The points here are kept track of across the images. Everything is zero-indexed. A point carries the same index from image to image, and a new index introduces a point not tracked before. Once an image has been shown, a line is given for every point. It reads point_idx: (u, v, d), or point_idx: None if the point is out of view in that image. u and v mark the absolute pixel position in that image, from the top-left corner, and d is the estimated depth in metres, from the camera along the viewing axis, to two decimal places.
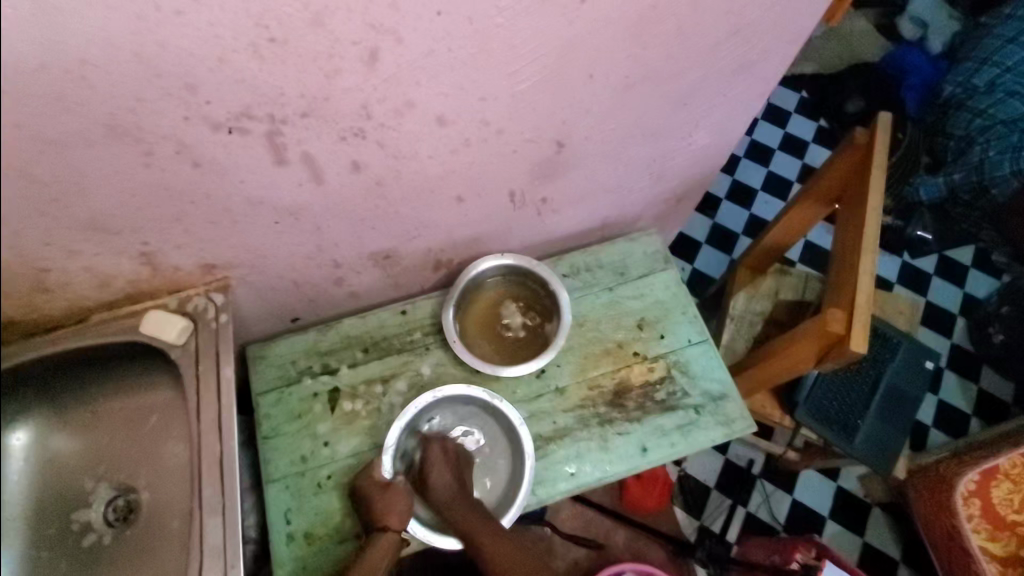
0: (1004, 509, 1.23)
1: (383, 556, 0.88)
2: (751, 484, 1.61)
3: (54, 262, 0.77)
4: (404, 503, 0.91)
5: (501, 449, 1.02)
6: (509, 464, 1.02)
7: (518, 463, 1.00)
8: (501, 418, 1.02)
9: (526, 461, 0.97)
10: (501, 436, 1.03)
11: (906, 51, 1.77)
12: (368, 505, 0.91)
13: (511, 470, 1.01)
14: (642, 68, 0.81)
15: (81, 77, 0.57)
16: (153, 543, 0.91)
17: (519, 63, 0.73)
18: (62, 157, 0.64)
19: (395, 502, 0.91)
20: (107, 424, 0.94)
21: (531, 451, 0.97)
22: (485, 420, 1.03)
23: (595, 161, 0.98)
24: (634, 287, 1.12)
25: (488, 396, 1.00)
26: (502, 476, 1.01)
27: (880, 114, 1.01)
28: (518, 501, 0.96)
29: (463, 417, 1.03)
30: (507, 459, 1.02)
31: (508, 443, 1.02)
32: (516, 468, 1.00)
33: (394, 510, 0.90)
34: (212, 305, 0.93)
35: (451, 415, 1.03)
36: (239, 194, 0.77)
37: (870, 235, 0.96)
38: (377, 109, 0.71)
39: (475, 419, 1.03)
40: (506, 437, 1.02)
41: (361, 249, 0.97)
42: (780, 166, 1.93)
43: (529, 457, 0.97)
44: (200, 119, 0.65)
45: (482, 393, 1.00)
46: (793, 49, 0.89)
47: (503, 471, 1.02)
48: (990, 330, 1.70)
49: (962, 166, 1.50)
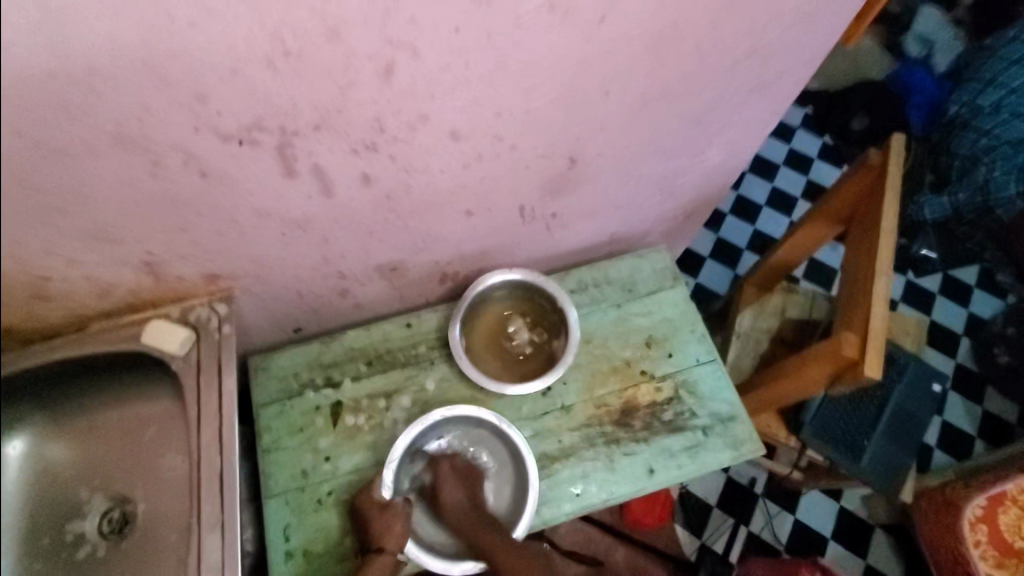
0: (1010, 535, 1.21)
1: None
2: (753, 503, 1.60)
3: (55, 271, 0.75)
4: (402, 529, 0.89)
5: (507, 470, 1.00)
6: (514, 494, 0.99)
7: (522, 492, 0.97)
8: (510, 443, 0.99)
9: (530, 496, 0.94)
10: (509, 464, 1.01)
11: (911, 71, 1.77)
12: (366, 523, 0.89)
13: (516, 495, 0.98)
14: (658, 86, 0.80)
15: (90, 86, 0.56)
16: (149, 556, 0.88)
17: (536, 79, 0.72)
18: (69, 167, 0.63)
19: (394, 523, 0.89)
20: (107, 433, 0.92)
21: (536, 484, 0.95)
22: (498, 449, 1.01)
23: (606, 178, 0.97)
24: (642, 304, 1.11)
25: (496, 419, 0.98)
26: (507, 499, 0.99)
27: (894, 136, 1.00)
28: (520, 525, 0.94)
29: (478, 443, 1.01)
30: (511, 488, 1.00)
31: (515, 472, 1.00)
32: (517, 500, 0.98)
33: (393, 531, 0.89)
34: (216, 316, 0.92)
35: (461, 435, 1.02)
36: (246, 205, 0.75)
37: (884, 258, 0.95)
38: (391, 122, 0.70)
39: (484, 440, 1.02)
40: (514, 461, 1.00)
41: (367, 261, 0.96)
42: (785, 182, 1.93)
43: (534, 492, 0.95)
44: (210, 129, 0.63)
45: (490, 414, 0.98)
46: (810, 69, 0.88)
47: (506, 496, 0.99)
48: (995, 351, 1.71)
49: (966, 185, 1.43)
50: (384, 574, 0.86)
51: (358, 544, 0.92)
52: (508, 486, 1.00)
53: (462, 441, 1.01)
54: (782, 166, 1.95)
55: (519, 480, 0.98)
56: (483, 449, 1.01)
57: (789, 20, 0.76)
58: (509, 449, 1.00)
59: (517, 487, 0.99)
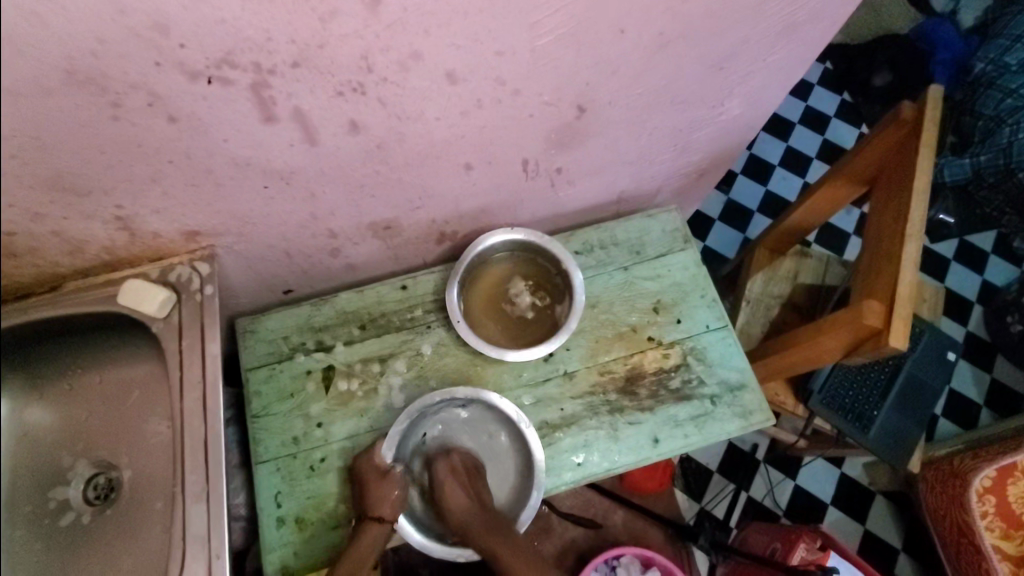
0: (1020, 508, 1.19)
1: (370, 550, 0.83)
2: (754, 468, 1.58)
3: (17, 225, 0.69)
4: (398, 497, 0.86)
5: (514, 456, 0.97)
6: (516, 482, 0.95)
7: (526, 481, 0.94)
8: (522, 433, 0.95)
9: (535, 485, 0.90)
10: (517, 451, 0.97)
11: (938, 23, 1.62)
12: (362, 491, 0.86)
13: (518, 485, 0.95)
14: (679, 24, 0.72)
15: (30, 12, 0.48)
16: (135, 523, 0.85)
17: (543, 12, 0.64)
18: (18, 107, 0.56)
19: (387, 492, 0.86)
20: (89, 398, 0.88)
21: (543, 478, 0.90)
22: (510, 435, 0.97)
23: (617, 130, 0.89)
24: (650, 268, 1.05)
25: (517, 415, 0.91)
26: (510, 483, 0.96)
27: (932, 88, 0.92)
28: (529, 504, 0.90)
29: (494, 422, 0.98)
30: (513, 478, 0.96)
31: (522, 461, 0.96)
32: (519, 493, 0.94)
33: (386, 503, 0.85)
34: (197, 276, 0.86)
35: (478, 412, 0.98)
36: (222, 153, 0.68)
37: (915, 220, 0.89)
38: (380, 60, 0.62)
39: (497, 421, 0.97)
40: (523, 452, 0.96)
41: (359, 219, 0.90)
42: (800, 141, 1.85)
43: (538, 483, 0.90)
44: (173, 66, 0.56)
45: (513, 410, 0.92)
46: (850, 7, 0.79)
47: (512, 481, 0.96)
48: (1008, 320, 1.63)
49: (988, 148, 1.37)
50: (374, 546, 0.84)
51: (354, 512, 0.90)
52: (514, 473, 0.96)
53: (479, 416, 0.98)
54: (797, 124, 1.86)
55: (525, 469, 0.95)
56: (499, 429, 0.98)
57: None
58: (518, 437, 0.95)
59: (524, 475, 0.95)
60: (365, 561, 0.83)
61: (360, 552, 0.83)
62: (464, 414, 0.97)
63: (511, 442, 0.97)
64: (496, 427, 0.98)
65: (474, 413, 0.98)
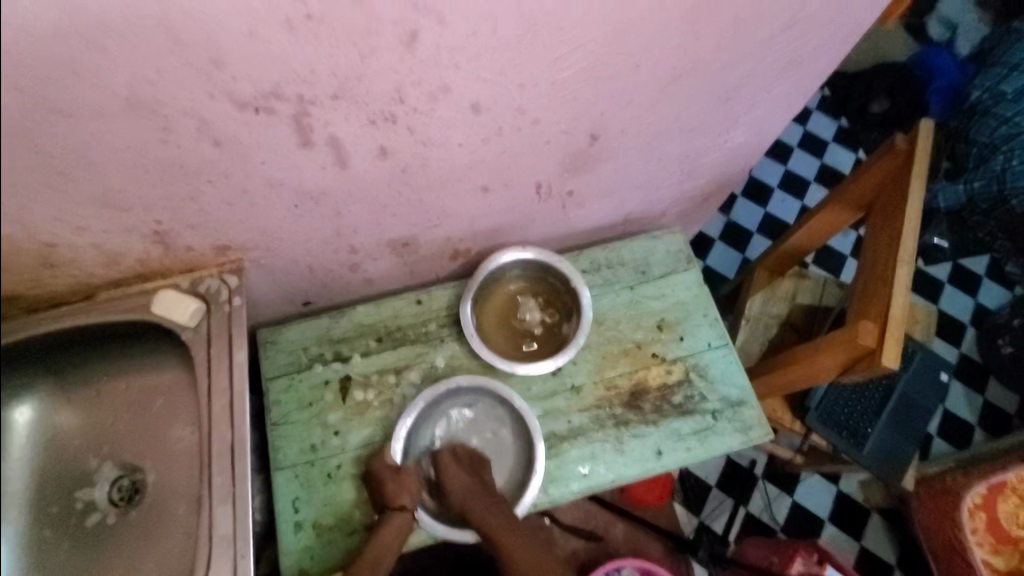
0: (1010, 525, 1.23)
1: (392, 541, 0.87)
2: (752, 484, 1.61)
3: (63, 237, 0.74)
4: (415, 486, 0.91)
5: (515, 452, 1.01)
6: (516, 477, 0.99)
7: (525, 475, 0.98)
8: (524, 430, 0.99)
9: (531, 481, 0.95)
10: (518, 448, 1.01)
11: (935, 52, 1.71)
12: (381, 486, 0.90)
13: (518, 478, 0.99)
14: (687, 62, 0.77)
15: (102, 47, 0.53)
16: (157, 525, 0.89)
17: (563, 51, 0.69)
18: (78, 130, 0.60)
19: (406, 484, 0.90)
20: (116, 403, 0.92)
21: (541, 472, 0.95)
22: (513, 432, 1.01)
23: (626, 156, 0.94)
24: (655, 287, 1.09)
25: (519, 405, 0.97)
26: (513, 478, 1.00)
27: (923, 121, 0.98)
28: (527, 496, 0.94)
29: (497, 420, 1.02)
30: (515, 474, 1.00)
31: (523, 458, 1.00)
32: (518, 487, 0.98)
33: (405, 492, 0.89)
34: (225, 288, 0.90)
35: (482, 410, 1.02)
36: (259, 175, 0.73)
37: (907, 246, 0.93)
38: (411, 93, 0.67)
39: (502, 418, 1.02)
40: (524, 447, 1.00)
41: (380, 236, 0.94)
42: (799, 165, 1.90)
43: (535, 477, 0.95)
44: (225, 96, 0.61)
45: (517, 401, 0.97)
46: (846, 48, 0.85)
47: (512, 475, 1.00)
48: (998, 343, 1.69)
49: (983, 174, 1.43)
50: (399, 535, 0.88)
51: (368, 517, 0.93)
52: (516, 469, 1.00)
53: (483, 414, 1.02)
54: (796, 148, 1.92)
55: (525, 464, 0.99)
56: (502, 426, 1.02)
57: None
58: (521, 433, 1.00)
59: (523, 472, 0.98)
60: (389, 551, 0.87)
61: (384, 542, 0.87)
62: (469, 413, 1.02)
63: (513, 438, 1.01)
64: (500, 425, 1.02)
65: (479, 411, 1.02)
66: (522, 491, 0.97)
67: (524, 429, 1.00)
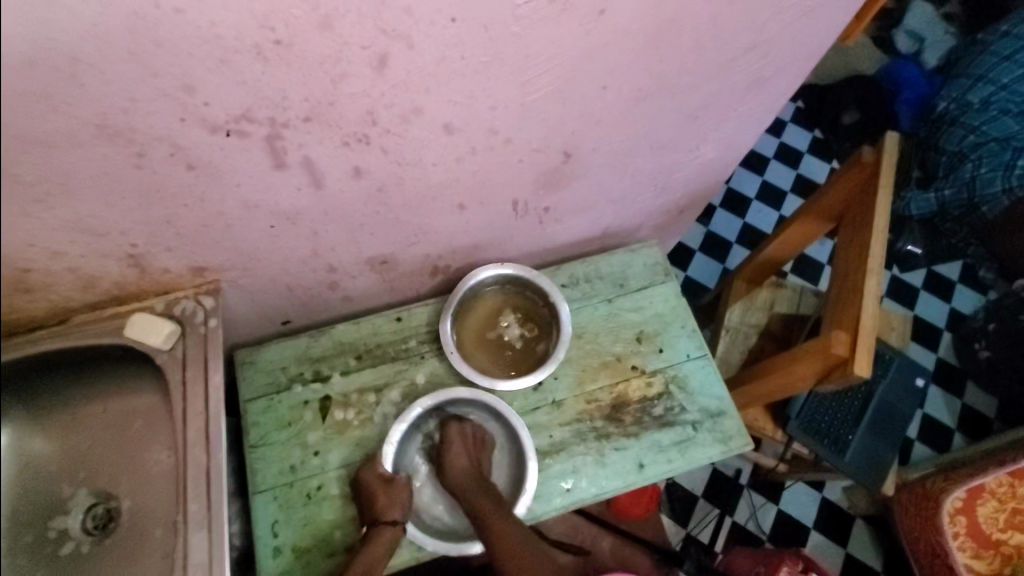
0: (989, 528, 1.24)
1: (380, 548, 0.87)
2: (738, 493, 1.62)
3: (36, 263, 0.73)
4: (406, 498, 0.92)
5: (507, 468, 1.03)
6: (507, 492, 1.01)
7: (515, 491, 0.99)
8: (516, 444, 1.01)
9: (524, 494, 0.95)
10: (511, 462, 1.03)
11: (902, 64, 1.78)
12: (372, 497, 0.90)
13: (509, 494, 1.00)
14: (654, 81, 0.79)
15: (73, 77, 0.54)
16: (133, 552, 0.87)
17: (532, 73, 0.70)
18: (51, 157, 0.60)
19: (399, 497, 0.91)
20: (92, 428, 0.90)
21: (531, 492, 0.95)
22: (505, 447, 1.03)
23: (600, 173, 0.96)
24: (633, 299, 1.10)
25: (511, 416, 0.98)
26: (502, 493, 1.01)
27: (888, 133, 1.00)
28: (517, 512, 0.95)
29: (489, 434, 1.04)
30: (504, 491, 1.01)
31: (513, 474, 1.02)
32: (507, 504, 0.99)
33: (396, 504, 0.90)
34: (202, 309, 0.90)
35: (474, 423, 1.04)
36: (234, 197, 0.73)
37: (874, 254, 0.96)
38: (384, 115, 0.68)
39: (493, 432, 1.04)
40: (515, 462, 1.02)
41: (359, 254, 0.95)
42: (776, 176, 1.93)
43: (529, 490, 0.95)
44: (197, 121, 0.62)
45: (510, 412, 0.99)
46: (807, 64, 0.87)
47: (503, 491, 1.01)
48: (975, 346, 1.71)
49: (952, 182, 1.47)
50: (387, 547, 0.88)
51: (349, 540, 0.92)
52: (505, 486, 1.01)
53: None
54: (771, 159, 1.94)
55: (516, 480, 1.00)
56: (494, 441, 1.04)
57: (789, 15, 0.75)
58: (513, 447, 1.02)
59: (512, 491, 1.00)
60: (380, 562, 0.87)
61: (374, 554, 0.87)
62: None
63: (503, 452, 1.03)
64: (490, 440, 1.04)
65: (472, 422, 1.04)
66: (510, 509, 0.97)
67: (516, 445, 1.01)
